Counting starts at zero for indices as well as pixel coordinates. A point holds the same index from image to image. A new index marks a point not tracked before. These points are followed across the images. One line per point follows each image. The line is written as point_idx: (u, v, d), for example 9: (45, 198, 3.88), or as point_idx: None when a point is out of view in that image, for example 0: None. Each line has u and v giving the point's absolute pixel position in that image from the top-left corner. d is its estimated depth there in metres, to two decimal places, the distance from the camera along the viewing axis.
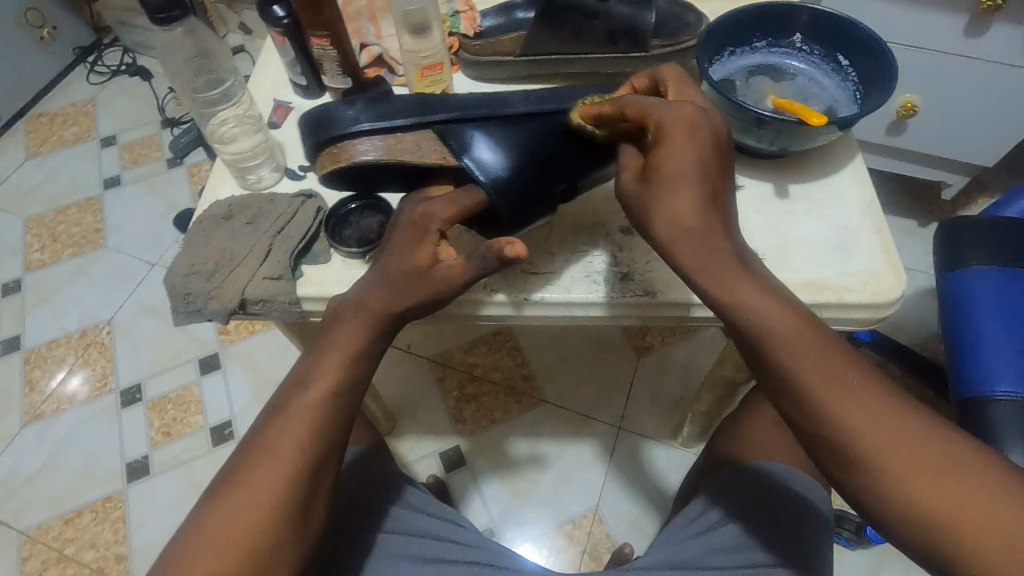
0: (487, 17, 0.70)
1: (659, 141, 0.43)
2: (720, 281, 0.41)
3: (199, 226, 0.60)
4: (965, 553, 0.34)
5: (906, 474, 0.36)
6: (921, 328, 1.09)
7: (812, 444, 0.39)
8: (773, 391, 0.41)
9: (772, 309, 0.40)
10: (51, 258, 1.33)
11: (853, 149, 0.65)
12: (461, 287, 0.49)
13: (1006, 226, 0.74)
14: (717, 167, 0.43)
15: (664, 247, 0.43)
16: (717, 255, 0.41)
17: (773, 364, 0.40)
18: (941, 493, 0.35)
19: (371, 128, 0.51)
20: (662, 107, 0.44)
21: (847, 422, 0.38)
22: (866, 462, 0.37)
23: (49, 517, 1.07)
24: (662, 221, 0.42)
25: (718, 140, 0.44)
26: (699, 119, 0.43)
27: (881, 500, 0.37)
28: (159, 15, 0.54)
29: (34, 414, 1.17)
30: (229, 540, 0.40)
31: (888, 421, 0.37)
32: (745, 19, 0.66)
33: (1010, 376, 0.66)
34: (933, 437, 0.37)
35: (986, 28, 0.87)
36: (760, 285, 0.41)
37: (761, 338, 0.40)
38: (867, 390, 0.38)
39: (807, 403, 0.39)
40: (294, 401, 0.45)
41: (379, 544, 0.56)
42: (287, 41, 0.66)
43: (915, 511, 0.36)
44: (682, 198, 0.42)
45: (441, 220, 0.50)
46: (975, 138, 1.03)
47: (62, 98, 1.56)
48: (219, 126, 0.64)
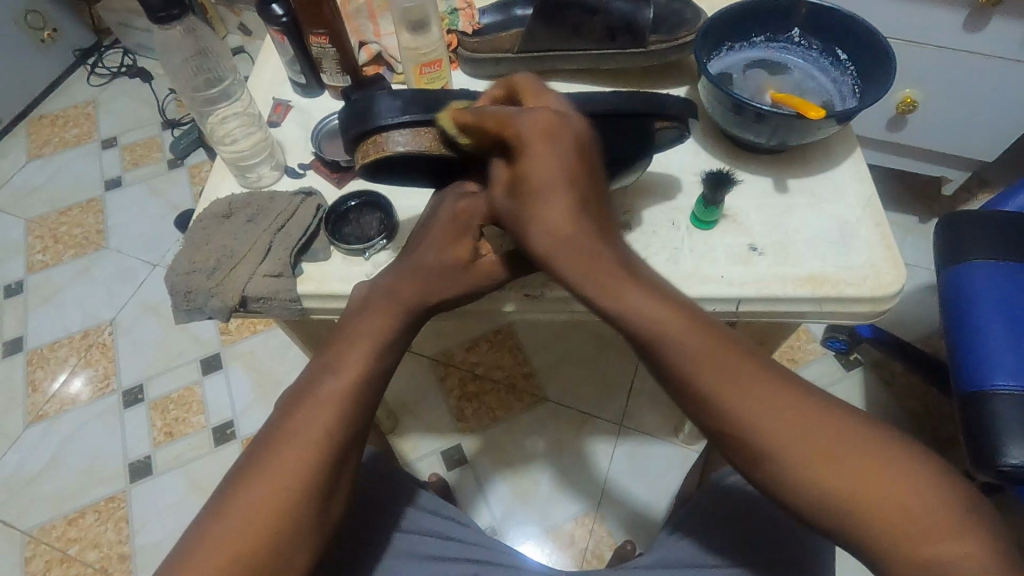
0: (484, 14, 0.70)
1: (523, 152, 0.44)
2: (606, 286, 0.43)
3: (199, 224, 0.60)
4: (857, 523, 0.38)
5: (808, 463, 0.39)
6: (922, 324, 1.09)
7: (721, 438, 0.42)
8: (676, 393, 0.43)
9: (661, 314, 0.42)
10: (53, 259, 1.34)
11: (852, 144, 0.65)
12: (499, 282, 0.52)
13: (1006, 220, 0.74)
14: (582, 172, 0.44)
15: (545, 256, 0.44)
16: (599, 263, 0.43)
17: (672, 367, 0.42)
18: (838, 478, 0.39)
19: (414, 122, 0.48)
20: (518, 117, 0.43)
21: (747, 417, 0.40)
22: (768, 452, 0.40)
23: (52, 517, 1.08)
24: (543, 234, 0.44)
25: (580, 144, 0.45)
26: (559, 124, 0.44)
27: (787, 489, 0.40)
28: (159, 14, 0.54)
29: (37, 415, 1.17)
30: (252, 522, 0.41)
31: (784, 411, 0.40)
32: (743, 15, 0.66)
33: (1011, 371, 0.66)
34: (823, 417, 0.40)
35: (986, 23, 0.87)
36: (646, 290, 0.43)
37: (653, 342, 0.42)
38: (758, 385, 0.41)
39: (707, 404, 0.41)
40: (317, 389, 0.45)
41: (393, 545, 0.57)
42: (285, 39, 0.66)
43: (816, 497, 0.39)
44: (555, 206, 0.43)
45: (481, 216, 0.49)
46: (975, 134, 1.03)
47: (62, 100, 1.56)
48: (219, 125, 0.64)
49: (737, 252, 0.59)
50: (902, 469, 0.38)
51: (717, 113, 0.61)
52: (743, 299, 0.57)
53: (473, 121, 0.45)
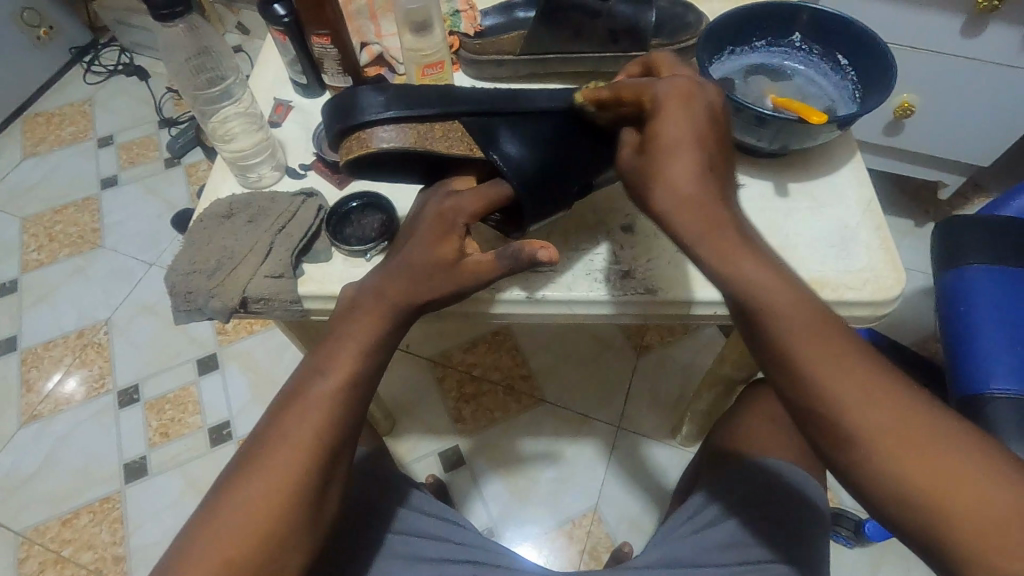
0: (487, 15, 0.71)
1: (655, 114, 0.43)
2: (721, 248, 0.40)
3: (200, 224, 0.60)
4: (946, 530, 0.34)
5: (893, 452, 0.36)
6: (918, 328, 1.10)
7: (807, 419, 0.39)
8: (770, 368, 0.40)
9: (770, 281, 0.39)
10: (48, 257, 1.33)
11: (853, 148, 0.66)
12: (483, 284, 0.50)
13: (1003, 225, 0.75)
14: (716, 139, 0.43)
15: (666, 216, 0.42)
16: (721, 222, 0.40)
17: (768, 337, 0.39)
18: (935, 473, 0.35)
19: (396, 115, 0.50)
20: (658, 83, 0.44)
21: (840, 394, 0.37)
22: (858, 439, 0.37)
23: (45, 518, 1.07)
24: (664, 191, 0.41)
25: (716, 113, 0.43)
26: (695, 88, 0.43)
27: (876, 480, 0.36)
28: (161, 11, 0.54)
29: (31, 415, 1.16)
30: (247, 520, 0.41)
31: (883, 398, 0.37)
32: (744, 19, 0.66)
33: (1007, 375, 0.66)
34: (925, 412, 0.37)
35: (983, 29, 0.88)
36: (759, 256, 0.40)
37: (755, 309, 0.40)
38: (871, 365, 0.38)
39: (803, 378, 0.38)
40: (309, 389, 0.45)
41: (386, 544, 0.57)
42: (287, 39, 0.66)
43: (911, 491, 0.35)
44: (682, 163, 0.41)
45: (467, 215, 0.50)
46: (972, 138, 1.04)
47: (59, 98, 1.56)
48: (221, 124, 0.64)
49: None
50: (1006, 477, 0.34)
51: None
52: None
53: (608, 95, 0.48)
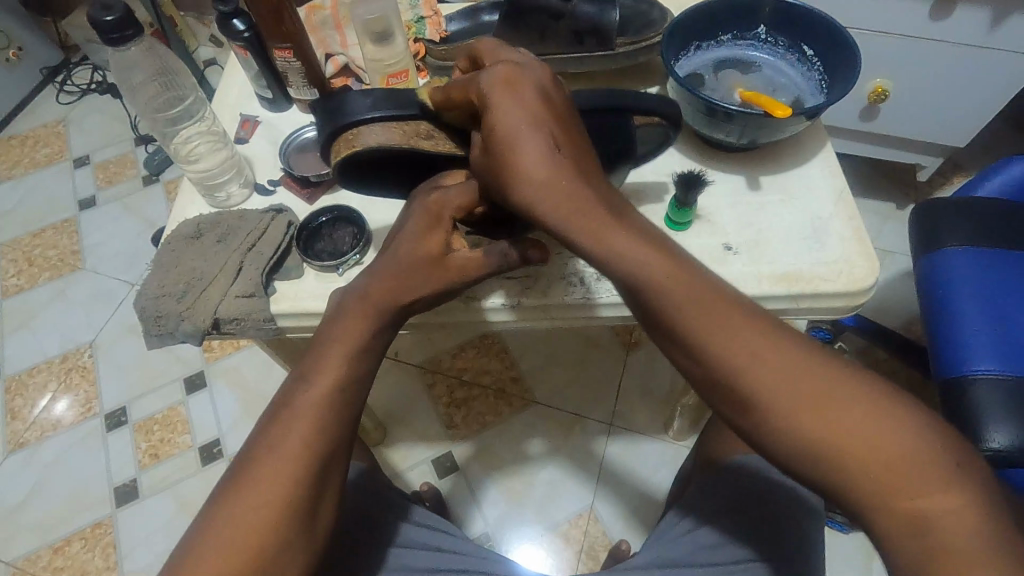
0: (451, 21, 0.71)
1: (486, 109, 0.43)
2: (593, 233, 0.41)
3: (169, 246, 0.59)
4: (846, 480, 0.36)
5: (801, 416, 0.37)
6: (904, 310, 1.10)
7: (707, 389, 0.41)
8: (666, 343, 0.42)
9: (650, 258, 0.41)
10: (28, 282, 1.31)
11: (822, 139, 0.65)
12: (476, 278, 0.50)
13: (977, 207, 0.75)
14: (556, 118, 0.43)
15: (531, 209, 0.42)
16: (583, 203, 0.41)
17: (663, 315, 0.41)
18: (834, 430, 0.36)
19: (384, 115, 0.50)
20: (480, 78, 0.44)
21: (733, 363, 0.39)
22: (764, 408, 0.38)
23: (37, 547, 1.06)
24: (521, 180, 0.42)
25: (548, 92, 0.43)
26: (520, 72, 0.43)
27: (784, 444, 0.38)
28: (111, 35, 0.53)
29: (17, 442, 1.15)
30: (238, 538, 0.40)
31: (778, 360, 0.38)
32: (709, 14, 0.66)
33: (988, 355, 0.66)
34: (813, 369, 0.38)
35: (951, 11, 0.88)
36: (634, 235, 0.42)
37: (643, 292, 0.41)
38: (756, 335, 0.39)
39: (697, 351, 0.40)
40: (295, 399, 0.44)
41: (389, 558, 0.56)
42: (248, 54, 0.65)
43: (818, 452, 0.37)
44: (529, 147, 0.41)
45: (455, 207, 0.49)
46: (946, 120, 1.04)
47: (32, 119, 1.54)
48: (183, 144, 0.63)
49: (714, 252, 0.60)
50: (893, 422, 0.36)
51: (687, 114, 0.61)
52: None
53: (442, 98, 0.48)
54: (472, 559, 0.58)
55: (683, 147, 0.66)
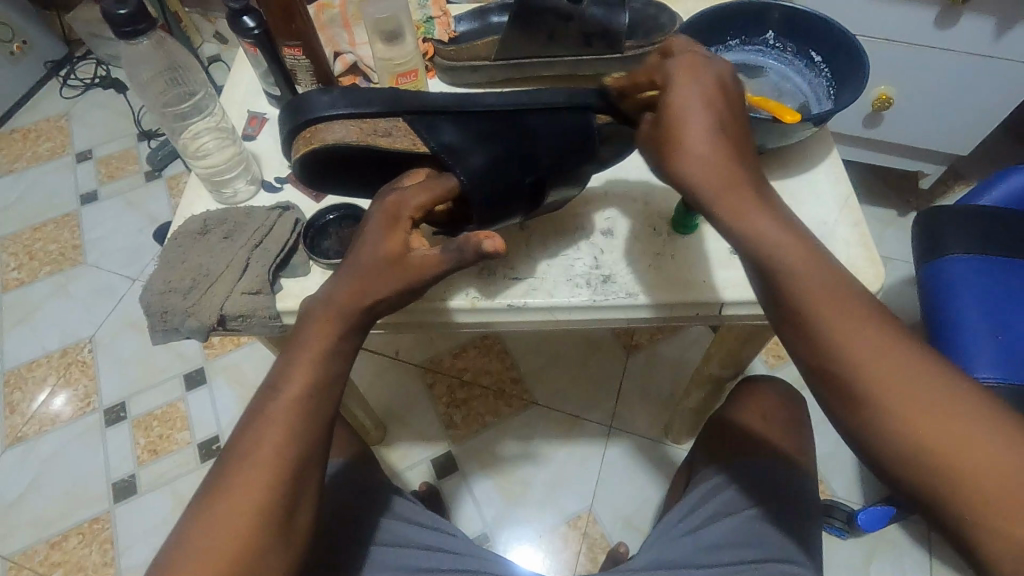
0: (460, 21, 0.71)
1: (666, 90, 0.45)
2: (735, 210, 0.42)
3: (174, 242, 0.59)
4: (948, 489, 0.35)
5: (912, 414, 0.36)
6: (904, 317, 1.10)
7: (814, 372, 0.40)
8: (782, 324, 0.41)
9: (782, 240, 0.41)
10: (28, 276, 1.31)
11: (829, 144, 0.66)
12: (435, 277, 0.48)
13: (981, 216, 0.75)
14: (726, 107, 0.44)
15: (683, 181, 0.44)
16: (733, 181, 0.42)
17: (784, 297, 0.40)
18: (945, 434, 0.35)
19: (341, 113, 0.49)
20: (667, 64, 0.46)
21: (848, 352, 0.38)
22: (875, 400, 0.37)
23: (33, 542, 1.05)
24: (682, 155, 0.43)
25: (725, 83, 0.45)
26: (704, 63, 0.45)
27: (888, 441, 0.37)
28: (124, 29, 0.53)
29: (16, 437, 1.15)
30: (214, 544, 0.40)
31: (898, 355, 0.37)
32: (718, 18, 0.66)
33: (989, 363, 0.67)
34: (932, 372, 0.37)
35: (956, 20, 0.89)
36: (773, 217, 0.42)
37: (774, 269, 0.41)
38: (882, 327, 0.38)
39: (812, 334, 0.39)
40: (267, 404, 0.44)
41: (370, 558, 0.56)
42: (258, 52, 0.63)
43: (924, 454, 0.35)
44: (693, 128, 0.43)
45: (412, 208, 0.49)
46: (949, 128, 1.05)
47: (35, 113, 1.53)
48: (192, 139, 0.63)
49: (720, 255, 0.61)
50: (1011, 441, 0.34)
51: None
52: (724, 303, 0.59)
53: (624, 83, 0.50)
54: (460, 558, 0.58)
55: None
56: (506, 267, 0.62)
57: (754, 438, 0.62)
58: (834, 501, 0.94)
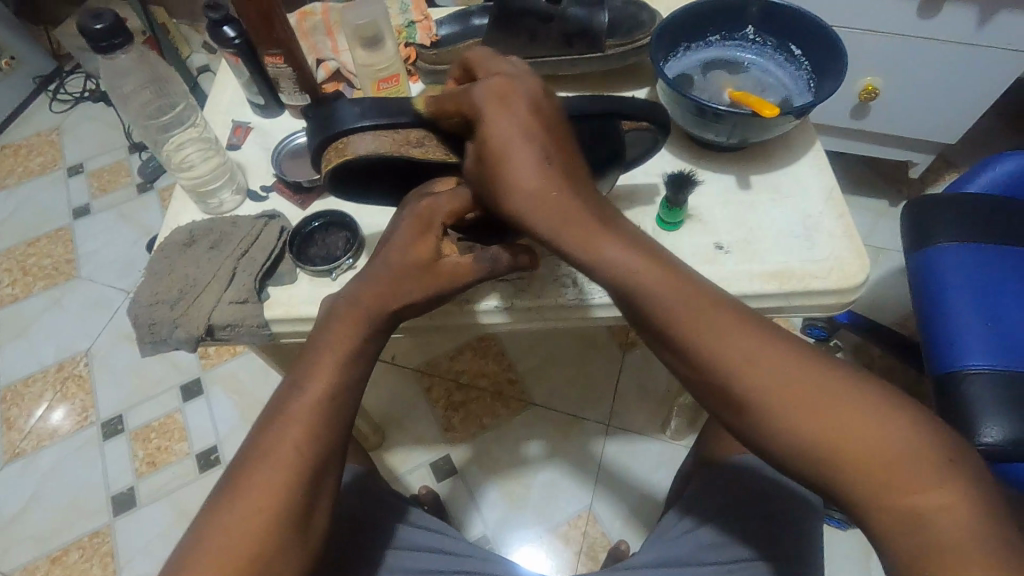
0: (442, 25, 0.70)
1: (478, 122, 0.45)
2: (581, 241, 0.43)
3: (161, 253, 0.59)
4: (837, 474, 0.37)
5: (792, 410, 0.38)
6: (897, 307, 1.11)
7: (696, 387, 0.42)
8: (658, 345, 0.43)
9: (635, 263, 0.42)
10: (23, 292, 1.31)
11: (812, 137, 0.66)
12: (467, 285, 0.49)
13: (967, 203, 0.75)
14: (545, 129, 0.45)
15: (523, 217, 0.44)
16: (572, 211, 0.43)
17: (652, 317, 0.42)
18: (822, 424, 0.37)
19: (372, 124, 0.49)
20: (473, 89, 0.45)
21: (720, 359, 0.40)
22: (754, 403, 0.39)
23: (34, 557, 1.05)
24: (514, 190, 0.44)
25: (537, 103, 0.45)
26: (513, 84, 0.45)
27: (775, 440, 0.39)
28: (101, 43, 0.53)
29: (14, 453, 1.14)
30: (234, 543, 0.40)
31: (765, 355, 0.39)
32: (697, 15, 0.66)
33: (980, 350, 0.67)
34: (801, 364, 0.39)
35: (938, 9, 0.89)
36: (621, 240, 0.43)
37: (633, 296, 0.42)
38: (742, 333, 0.40)
39: (686, 349, 0.41)
40: (289, 404, 0.44)
41: (382, 562, 0.56)
42: (240, 61, 0.65)
43: (809, 446, 0.37)
44: (520, 159, 0.43)
45: (444, 215, 0.49)
46: (935, 117, 1.05)
47: (25, 128, 1.53)
48: (175, 151, 0.63)
49: (705, 252, 0.60)
50: (880, 416, 0.37)
51: (677, 116, 0.62)
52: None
53: (435, 110, 0.48)
54: (458, 560, 0.58)
55: (673, 148, 0.66)
56: None
57: None
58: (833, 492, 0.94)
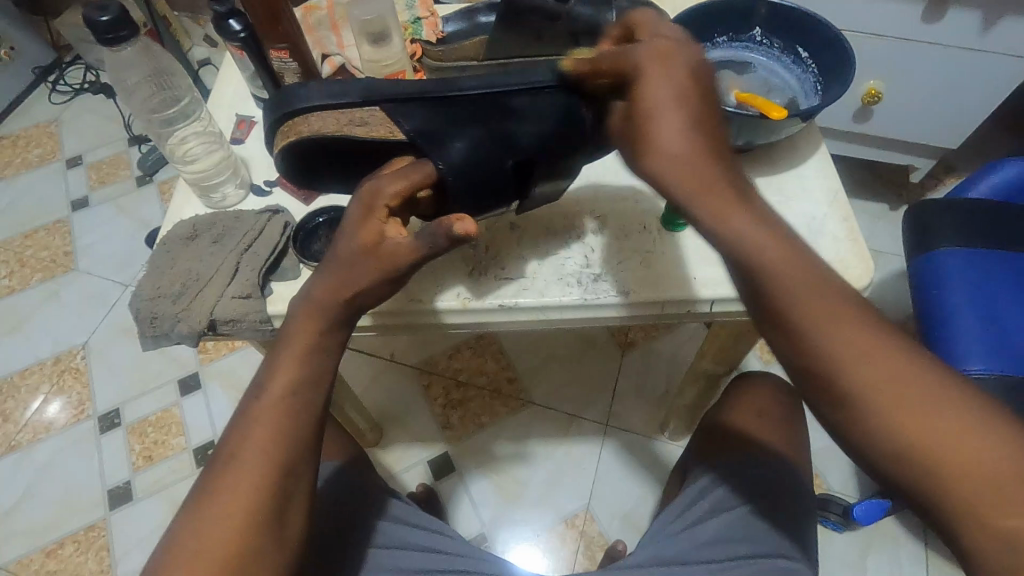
0: (448, 22, 0.71)
1: (637, 80, 0.42)
2: (715, 210, 0.39)
3: (163, 247, 0.59)
4: (936, 486, 0.33)
5: (897, 412, 0.34)
6: (896, 310, 1.11)
7: (802, 379, 0.37)
8: (768, 331, 0.39)
9: (763, 238, 0.38)
10: (20, 284, 1.30)
11: (816, 140, 0.66)
12: (414, 264, 0.47)
13: (969, 208, 0.76)
14: (701, 96, 0.41)
15: (657, 178, 0.41)
16: (706, 179, 0.40)
17: (763, 296, 0.38)
18: (928, 431, 0.33)
19: (315, 104, 0.47)
20: (634, 50, 0.43)
21: (830, 349, 0.36)
22: (858, 398, 0.35)
23: (29, 551, 1.05)
24: (656, 151, 0.41)
25: (699, 70, 0.42)
26: (675, 49, 0.42)
27: (873, 440, 0.35)
28: (106, 35, 0.53)
29: (9, 446, 1.14)
30: (207, 547, 0.40)
31: (878, 351, 0.35)
32: (704, 15, 0.66)
33: (979, 354, 0.67)
34: (916, 366, 0.35)
35: (942, 14, 0.89)
36: (753, 212, 0.39)
37: (755, 274, 0.38)
38: (860, 324, 0.36)
39: (793, 334, 0.37)
40: (252, 404, 0.44)
41: (369, 560, 0.56)
42: (245, 55, 0.64)
43: (910, 452, 0.34)
44: (666, 122, 0.40)
45: (387, 196, 0.47)
46: (937, 122, 1.05)
47: (24, 119, 1.52)
48: (179, 144, 0.63)
49: (709, 252, 0.61)
50: (993, 432, 0.33)
51: None
52: (713, 301, 0.59)
53: (587, 70, 0.46)
54: (456, 559, 0.58)
55: None
56: (496, 267, 0.62)
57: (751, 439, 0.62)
58: (829, 494, 0.94)
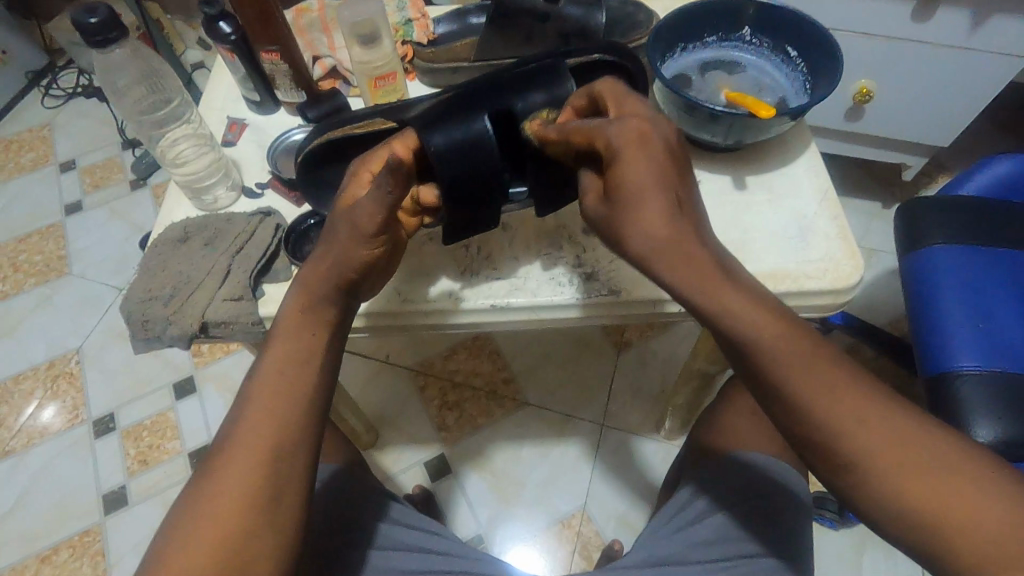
0: (439, 24, 0.71)
1: (614, 159, 0.41)
2: (704, 287, 0.39)
3: (155, 249, 0.59)
4: (941, 550, 0.35)
5: (899, 479, 0.36)
6: (889, 309, 1.12)
7: (783, 415, 0.39)
8: (765, 402, 0.40)
9: (753, 316, 0.39)
10: (13, 289, 1.30)
11: (805, 138, 0.66)
12: (376, 220, 0.46)
13: (959, 205, 0.76)
14: (678, 173, 0.42)
15: (640, 254, 0.41)
16: (695, 260, 0.40)
17: (760, 371, 0.39)
18: (929, 498, 0.35)
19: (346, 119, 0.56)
20: (608, 126, 0.42)
21: (827, 418, 0.38)
22: (861, 466, 0.37)
23: (24, 556, 1.04)
24: (637, 228, 0.40)
25: (675, 149, 0.42)
26: (651, 128, 0.42)
27: (879, 507, 0.37)
28: (95, 38, 0.53)
29: (4, 451, 1.13)
30: (210, 524, 0.39)
31: (879, 422, 0.37)
32: (693, 15, 0.66)
33: (971, 352, 0.67)
34: (916, 435, 0.37)
35: (932, 12, 0.89)
36: (742, 290, 0.40)
37: (740, 334, 0.39)
38: (859, 396, 0.38)
39: (793, 406, 0.39)
40: (252, 380, 0.44)
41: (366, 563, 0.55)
42: (235, 58, 0.65)
43: (912, 517, 0.35)
44: (648, 206, 0.40)
45: (371, 165, 0.48)
46: (928, 120, 1.06)
47: (16, 124, 1.52)
48: (170, 147, 0.63)
49: None
50: (991, 494, 0.34)
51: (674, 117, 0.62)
52: (674, 299, 0.59)
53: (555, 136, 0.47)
54: (452, 560, 0.57)
55: None
56: (487, 265, 0.62)
57: (746, 439, 0.62)
58: (824, 492, 0.95)
